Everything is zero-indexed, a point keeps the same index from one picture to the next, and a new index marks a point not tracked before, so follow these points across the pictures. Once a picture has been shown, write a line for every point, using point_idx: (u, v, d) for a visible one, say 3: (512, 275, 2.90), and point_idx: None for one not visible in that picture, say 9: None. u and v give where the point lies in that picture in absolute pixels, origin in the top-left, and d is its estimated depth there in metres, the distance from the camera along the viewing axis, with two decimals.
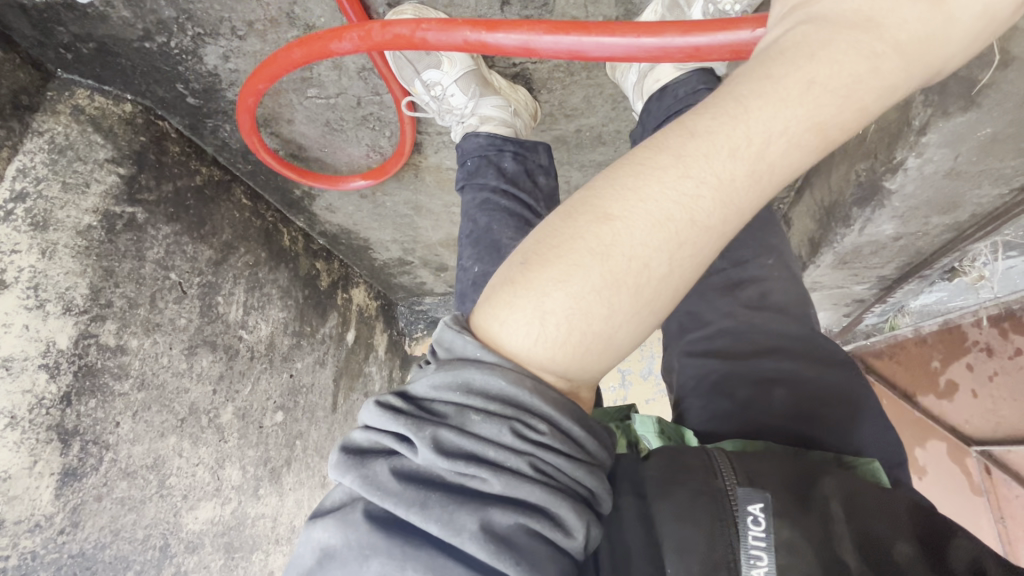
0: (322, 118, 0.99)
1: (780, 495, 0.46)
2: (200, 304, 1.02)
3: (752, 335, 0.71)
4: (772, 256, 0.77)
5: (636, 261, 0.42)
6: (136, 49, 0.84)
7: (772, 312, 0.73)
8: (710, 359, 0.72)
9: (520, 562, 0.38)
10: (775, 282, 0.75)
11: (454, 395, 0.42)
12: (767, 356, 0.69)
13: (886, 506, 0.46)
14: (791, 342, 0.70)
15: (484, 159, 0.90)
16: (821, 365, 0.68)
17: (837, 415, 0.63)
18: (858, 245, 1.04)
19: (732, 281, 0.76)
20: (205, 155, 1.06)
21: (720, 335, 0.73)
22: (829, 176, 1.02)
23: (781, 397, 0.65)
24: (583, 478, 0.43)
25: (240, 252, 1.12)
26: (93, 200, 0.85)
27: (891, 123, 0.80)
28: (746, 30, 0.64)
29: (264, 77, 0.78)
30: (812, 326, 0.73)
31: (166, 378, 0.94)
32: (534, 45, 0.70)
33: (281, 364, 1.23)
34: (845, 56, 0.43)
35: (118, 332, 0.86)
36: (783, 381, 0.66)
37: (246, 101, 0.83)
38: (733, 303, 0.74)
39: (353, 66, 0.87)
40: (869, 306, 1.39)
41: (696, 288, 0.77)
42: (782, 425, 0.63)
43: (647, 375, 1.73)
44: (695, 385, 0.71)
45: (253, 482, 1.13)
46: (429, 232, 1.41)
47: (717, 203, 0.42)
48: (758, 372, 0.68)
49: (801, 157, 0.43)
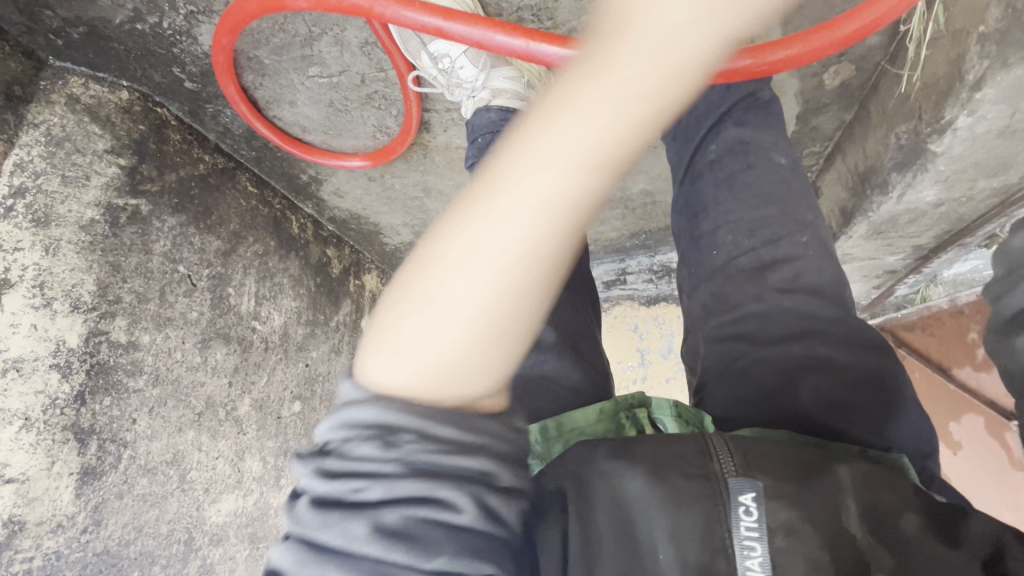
0: (326, 99, 0.94)
1: (783, 476, 0.41)
2: (211, 296, 1.00)
3: (786, 319, 0.64)
4: (805, 233, 0.69)
5: (510, 244, 0.44)
6: (127, 33, 0.80)
7: (805, 295, 0.65)
8: (737, 344, 0.65)
9: (419, 549, 0.36)
10: (818, 259, 0.68)
11: (330, 424, 0.40)
12: (797, 341, 0.63)
13: (894, 478, 0.43)
14: (825, 325, 0.63)
15: (496, 135, 0.84)
16: (857, 351, 0.62)
17: (867, 404, 0.58)
18: (896, 213, 0.98)
19: (764, 262, 0.68)
20: (207, 143, 1.02)
21: (749, 318, 0.66)
22: (866, 140, 0.95)
23: (812, 383, 0.59)
24: (466, 464, 0.39)
25: (248, 242, 1.09)
26: (94, 193, 0.83)
27: (940, 80, 0.73)
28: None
29: (225, 29, 0.73)
30: (849, 309, 0.66)
31: (181, 373, 0.93)
32: (486, 43, 0.69)
33: (296, 354, 1.21)
34: (651, 59, 0.50)
35: (129, 328, 0.85)
36: (816, 368, 0.60)
37: (218, 59, 0.80)
38: (762, 286, 0.67)
39: (355, 40, 0.82)
40: (902, 278, 1.32)
41: (721, 269, 0.71)
42: (814, 415, 0.57)
43: (666, 353, 1.68)
44: (723, 371, 0.65)
45: (274, 474, 1.12)
46: (440, 214, 1.35)
47: (573, 185, 0.46)
48: (786, 356, 0.62)
49: (631, 140, 0.49)
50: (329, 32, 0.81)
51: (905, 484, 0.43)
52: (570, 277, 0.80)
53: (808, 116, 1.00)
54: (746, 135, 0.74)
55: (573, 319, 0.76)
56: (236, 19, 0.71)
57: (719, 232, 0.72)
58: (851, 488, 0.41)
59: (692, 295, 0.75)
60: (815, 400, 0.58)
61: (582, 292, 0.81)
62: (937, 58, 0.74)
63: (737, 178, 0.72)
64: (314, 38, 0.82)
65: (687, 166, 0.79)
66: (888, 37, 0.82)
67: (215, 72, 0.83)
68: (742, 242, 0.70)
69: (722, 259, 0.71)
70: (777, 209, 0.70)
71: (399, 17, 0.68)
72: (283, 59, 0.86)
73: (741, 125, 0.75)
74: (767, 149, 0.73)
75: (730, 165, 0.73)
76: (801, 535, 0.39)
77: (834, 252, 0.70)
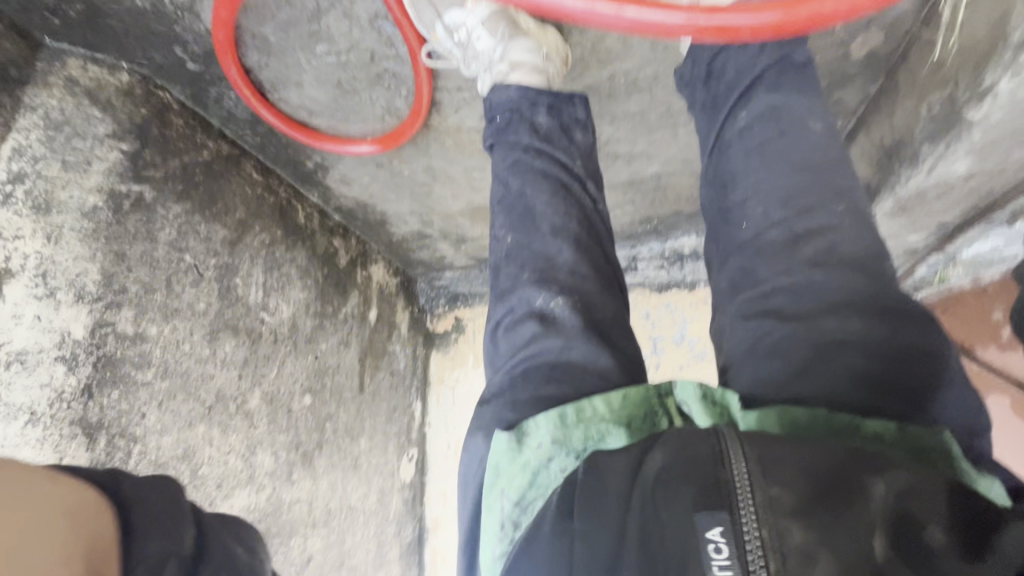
0: (334, 79, 0.91)
1: (801, 485, 0.39)
2: (219, 287, 0.96)
3: (818, 294, 0.60)
4: (841, 202, 0.65)
5: None
6: (127, 8, 0.76)
7: (839, 269, 0.61)
8: (767, 320, 0.60)
9: None
10: (853, 227, 0.63)
11: None
12: (832, 315, 0.58)
13: (924, 485, 0.39)
14: (864, 298, 0.58)
15: (516, 113, 0.81)
16: (895, 325, 0.57)
17: (909, 381, 0.55)
18: (924, 188, 0.94)
19: (795, 235, 0.64)
20: (211, 128, 0.99)
21: (780, 292, 0.62)
22: (892, 113, 0.92)
23: (849, 360, 0.55)
24: None
25: (255, 231, 1.06)
26: (96, 178, 0.80)
27: (981, 42, 0.71)
28: (680, 16, 0.63)
29: (226, 1, 0.71)
30: (890, 281, 0.61)
31: (190, 365, 0.90)
32: None
33: (305, 346, 1.18)
34: None
35: (136, 319, 0.82)
36: (853, 343, 0.56)
37: (218, 36, 0.77)
38: (793, 259, 0.63)
39: (365, 14, 0.79)
40: (923, 257, 1.30)
41: (749, 243, 0.67)
42: (851, 395, 0.53)
43: (679, 340, 1.64)
44: (751, 349, 0.60)
45: (286, 470, 1.10)
46: (448, 201, 1.31)
47: None
48: (819, 334, 0.57)
49: None
50: (338, 5, 0.77)
51: (936, 487, 0.39)
52: (599, 262, 0.75)
53: (832, 90, 0.97)
54: (778, 101, 0.70)
55: (604, 306, 0.71)
56: None
57: (747, 204, 0.68)
58: (878, 505, 0.38)
59: (720, 271, 0.71)
60: (851, 379, 0.54)
61: (610, 274, 0.75)
62: (978, 20, 0.71)
63: (768, 148, 0.69)
64: (323, 12, 0.78)
65: (714, 137, 0.75)
66: (920, 0, 0.79)
67: (217, 51, 0.80)
68: (773, 213, 0.66)
69: (749, 233, 0.67)
70: (813, 177, 0.67)
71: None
72: (290, 36, 0.83)
73: (772, 90, 0.71)
74: (802, 115, 0.70)
75: (761, 133, 0.70)
76: (814, 555, 0.37)
77: (871, 223, 0.65)
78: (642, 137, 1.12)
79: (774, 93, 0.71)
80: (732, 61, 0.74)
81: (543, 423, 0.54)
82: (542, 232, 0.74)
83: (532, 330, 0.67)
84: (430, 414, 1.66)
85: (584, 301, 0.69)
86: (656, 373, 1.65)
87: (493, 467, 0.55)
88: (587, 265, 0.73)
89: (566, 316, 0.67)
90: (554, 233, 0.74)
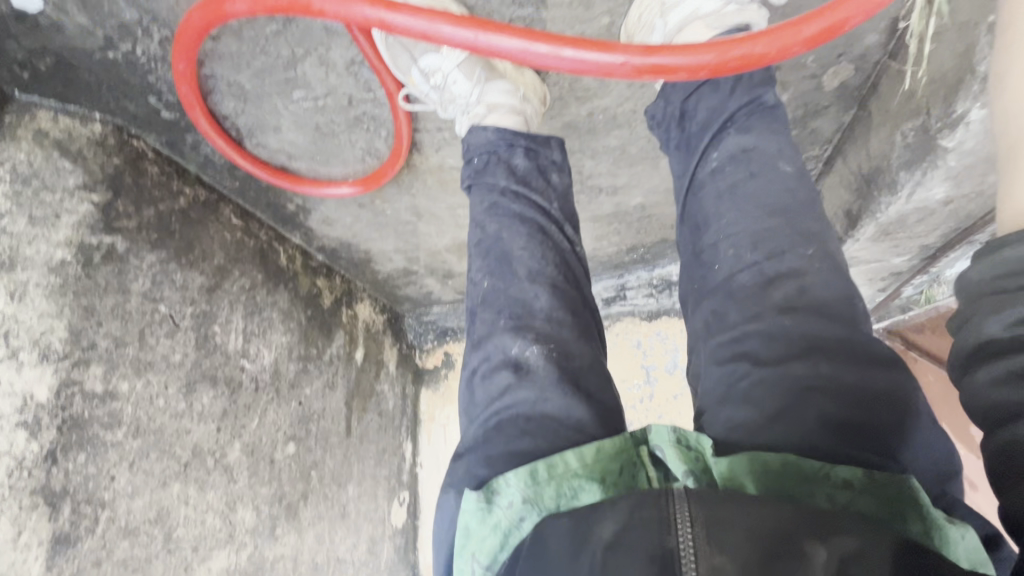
0: (311, 123, 0.90)
1: (744, 553, 0.38)
2: (196, 336, 0.93)
3: (788, 337, 0.58)
4: (812, 244, 0.63)
5: None
6: (99, 61, 0.75)
7: (809, 312, 0.59)
8: (740, 364, 0.58)
9: None
10: (823, 270, 0.61)
11: None
12: (801, 359, 0.56)
13: (868, 554, 0.37)
14: (832, 342, 0.56)
15: (493, 156, 0.81)
16: (864, 367, 0.54)
17: (882, 427, 0.52)
18: (904, 214, 0.95)
19: (767, 277, 0.62)
20: (188, 175, 0.97)
21: (750, 337, 0.60)
22: (869, 142, 0.94)
23: (818, 406, 0.52)
24: None
25: (234, 276, 1.03)
26: (65, 232, 0.77)
27: (949, 73, 0.72)
28: (617, 58, 0.64)
29: (181, 53, 0.71)
30: (861, 326, 0.59)
31: (163, 421, 0.86)
32: (435, 36, 0.66)
33: (288, 392, 1.14)
34: None
35: (105, 376, 0.78)
36: (821, 388, 0.53)
37: (183, 91, 0.77)
38: (764, 302, 0.61)
39: (340, 60, 0.79)
40: (908, 279, 1.29)
41: (722, 285, 0.65)
42: (819, 444, 0.50)
43: (672, 369, 1.63)
44: (724, 395, 0.58)
45: (269, 525, 1.04)
46: (434, 238, 1.30)
47: None
48: (788, 378, 0.55)
49: None
50: (313, 52, 0.77)
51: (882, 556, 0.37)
52: (576, 303, 0.74)
53: (808, 120, 0.98)
54: (751, 142, 0.70)
55: (584, 351, 0.69)
56: (187, 40, 0.69)
57: (719, 246, 0.68)
58: (820, 570, 0.36)
59: (695, 313, 0.69)
60: (820, 425, 0.51)
61: (589, 320, 0.74)
62: (943, 53, 0.73)
63: (741, 187, 0.68)
64: (298, 60, 0.78)
65: (689, 179, 0.75)
66: (887, 34, 0.81)
67: (186, 105, 0.80)
68: (744, 256, 0.65)
69: (722, 275, 0.66)
70: (785, 220, 0.65)
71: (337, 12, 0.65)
72: (267, 83, 0.82)
73: (742, 132, 0.71)
74: (772, 156, 0.69)
75: (732, 174, 0.69)
76: None
77: (844, 266, 0.63)
78: (624, 169, 1.12)
79: (744, 133, 0.70)
80: (704, 100, 0.75)
81: (513, 481, 0.53)
82: (519, 277, 0.73)
83: (506, 380, 0.65)
84: (421, 455, 1.61)
85: (561, 349, 0.68)
86: (650, 404, 1.62)
87: (463, 528, 0.54)
88: (564, 310, 0.72)
89: (540, 363, 0.65)
90: (531, 279, 0.73)
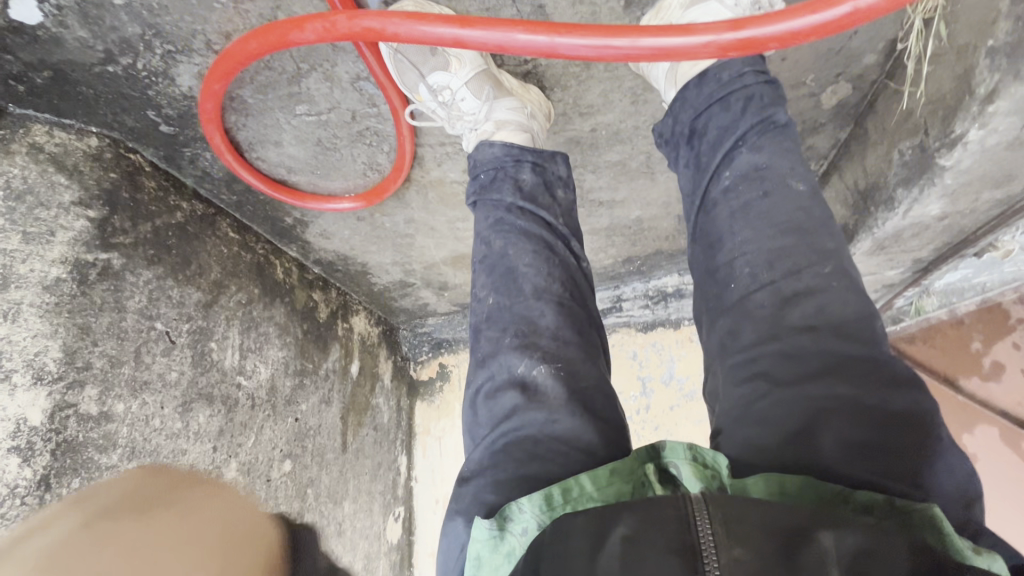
0: (313, 137, 0.90)
1: (760, 545, 0.38)
2: (192, 353, 0.91)
3: (807, 356, 0.59)
4: (828, 262, 0.64)
5: None
6: (98, 75, 0.74)
7: (828, 331, 0.59)
8: (759, 383, 0.60)
9: None
10: (839, 291, 0.62)
11: None
12: (821, 379, 0.56)
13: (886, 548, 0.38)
14: (852, 360, 0.57)
15: (499, 172, 0.81)
16: (884, 387, 0.55)
17: (908, 457, 0.51)
18: (899, 229, 0.97)
19: (784, 296, 0.63)
20: (184, 189, 0.95)
21: (765, 357, 0.61)
22: (864, 159, 0.96)
23: (838, 428, 0.53)
24: None
25: (231, 291, 1.01)
26: (60, 249, 0.75)
27: (947, 94, 0.74)
28: (704, 39, 0.59)
29: (218, 74, 0.69)
30: (882, 345, 0.59)
31: (159, 442, 0.83)
32: (507, 45, 0.62)
33: (284, 409, 1.12)
34: None
35: (101, 398, 0.76)
36: (842, 410, 0.54)
37: (206, 107, 0.75)
38: (781, 322, 0.62)
39: (345, 76, 0.78)
40: (899, 291, 1.31)
41: (737, 305, 0.67)
42: (837, 470, 0.51)
43: (668, 380, 1.63)
44: (742, 414, 0.59)
45: (266, 544, 1.01)
46: (432, 250, 1.29)
47: None
48: (808, 399, 0.56)
49: None
50: (318, 68, 0.77)
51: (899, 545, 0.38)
52: (582, 321, 0.74)
53: (805, 136, 1.00)
54: (761, 161, 0.70)
55: (591, 370, 0.69)
56: (227, 66, 0.67)
57: (734, 265, 0.69)
58: (836, 558, 0.37)
59: (712, 330, 0.71)
60: (841, 448, 0.51)
61: (594, 337, 0.74)
62: (941, 75, 0.74)
63: (754, 206, 0.69)
64: (302, 75, 0.78)
65: (701, 196, 0.76)
66: (885, 55, 0.82)
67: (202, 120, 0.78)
68: (760, 274, 0.66)
69: (737, 294, 0.67)
70: (798, 238, 0.66)
71: (411, 34, 0.63)
72: (269, 98, 0.81)
73: (755, 151, 0.71)
74: (783, 175, 0.69)
75: (744, 194, 0.70)
76: None
77: (860, 282, 0.64)
78: (624, 184, 1.13)
79: (756, 153, 0.71)
80: (714, 120, 0.75)
81: (527, 508, 0.51)
82: (524, 294, 0.73)
83: (514, 401, 0.65)
84: (416, 469, 1.59)
85: (568, 368, 0.67)
86: (646, 415, 1.62)
87: (473, 558, 0.51)
88: (570, 328, 0.72)
89: (549, 384, 0.65)
90: (537, 295, 0.72)
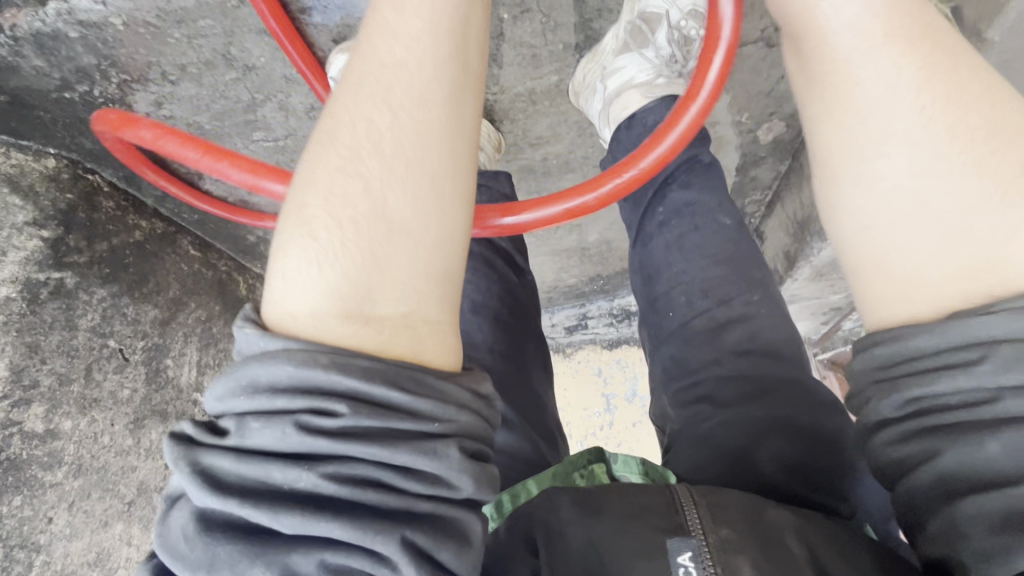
0: (272, 162, 0.92)
1: (744, 527, 0.42)
2: (146, 370, 0.92)
3: (744, 381, 0.62)
4: (757, 291, 0.68)
5: (398, 139, 0.39)
6: (55, 101, 0.76)
7: (761, 355, 0.63)
8: (701, 406, 0.63)
9: None
10: (766, 319, 0.66)
11: None
12: (756, 402, 0.59)
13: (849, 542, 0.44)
14: (781, 384, 0.61)
15: None
16: (808, 409, 0.59)
17: (835, 473, 0.55)
18: (834, 258, 1.02)
19: (717, 323, 0.67)
20: (145, 208, 0.97)
21: (708, 380, 0.64)
22: (800, 192, 1.02)
23: (775, 448, 0.55)
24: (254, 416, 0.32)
25: (190, 308, 1.01)
26: (11, 268, 0.77)
27: None
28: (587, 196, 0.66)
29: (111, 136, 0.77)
30: (806, 371, 0.64)
31: (107, 460, 0.83)
32: None
33: None
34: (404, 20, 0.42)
35: (47, 415, 0.77)
36: (778, 430, 0.57)
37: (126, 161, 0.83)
38: (720, 348, 0.66)
39: (300, 106, 0.82)
40: (846, 314, 1.36)
41: (679, 331, 0.70)
42: (783, 485, 0.53)
43: (631, 398, 1.68)
44: (692, 436, 0.62)
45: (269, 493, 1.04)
46: None
47: (421, 146, 0.39)
48: (748, 420, 0.58)
49: (422, 86, 0.40)
50: (273, 98, 0.81)
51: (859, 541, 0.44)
52: (524, 344, 0.77)
53: (749, 168, 1.05)
54: (691, 197, 0.75)
55: (528, 392, 0.72)
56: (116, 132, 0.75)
57: (672, 294, 0.73)
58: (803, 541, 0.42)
59: (655, 354, 0.74)
60: (779, 467, 0.54)
61: (535, 360, 0.78)
62: None
63: (687, 238, 0.73)
64: (257, 104, 0.81)
65: (637, 228, 0.80)
66: None
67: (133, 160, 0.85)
68: (697, 302, 0.70)
69: (677, 321, 0.71)
70: (730, 269, 0.71)
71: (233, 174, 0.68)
72: (227, 124, 0.84)
73: (684, 188, 0.75)
74: (713, 210, 0.74)
75: (678, 226, 0.74)
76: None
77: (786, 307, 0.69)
78: None
79: (686, 189, 0.75)
80: None
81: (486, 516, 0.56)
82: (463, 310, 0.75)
83: None
84: None
85: (507, 390, 0.70)
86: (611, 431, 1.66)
87: None
88: (512, 351, 0.75)
89: None
90: (474, 311, 0.75)
